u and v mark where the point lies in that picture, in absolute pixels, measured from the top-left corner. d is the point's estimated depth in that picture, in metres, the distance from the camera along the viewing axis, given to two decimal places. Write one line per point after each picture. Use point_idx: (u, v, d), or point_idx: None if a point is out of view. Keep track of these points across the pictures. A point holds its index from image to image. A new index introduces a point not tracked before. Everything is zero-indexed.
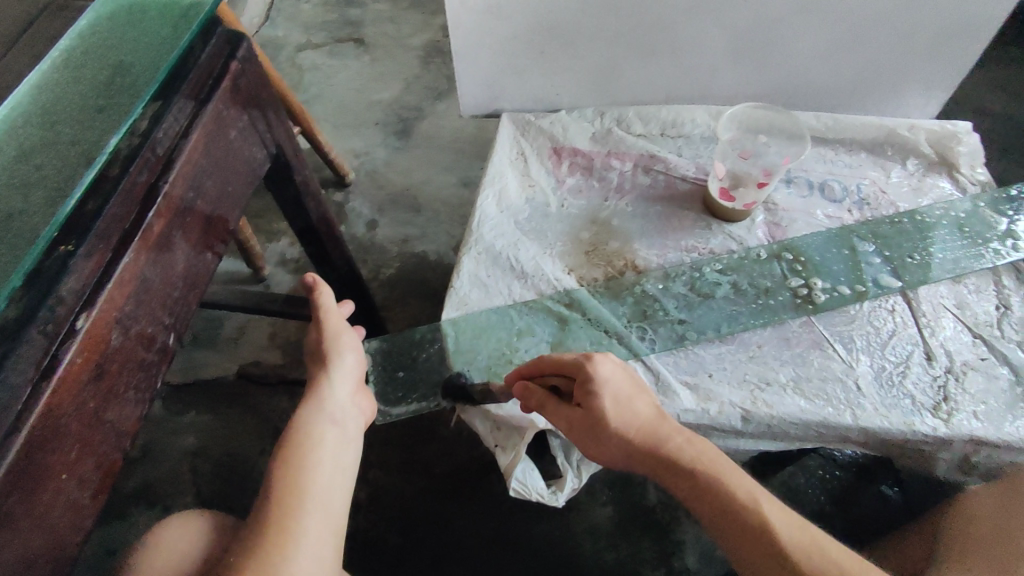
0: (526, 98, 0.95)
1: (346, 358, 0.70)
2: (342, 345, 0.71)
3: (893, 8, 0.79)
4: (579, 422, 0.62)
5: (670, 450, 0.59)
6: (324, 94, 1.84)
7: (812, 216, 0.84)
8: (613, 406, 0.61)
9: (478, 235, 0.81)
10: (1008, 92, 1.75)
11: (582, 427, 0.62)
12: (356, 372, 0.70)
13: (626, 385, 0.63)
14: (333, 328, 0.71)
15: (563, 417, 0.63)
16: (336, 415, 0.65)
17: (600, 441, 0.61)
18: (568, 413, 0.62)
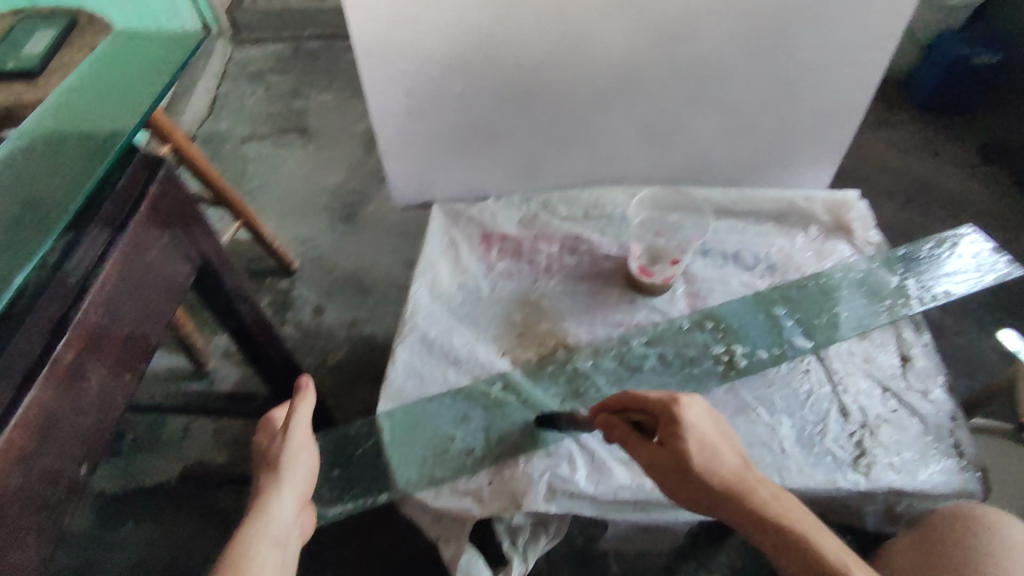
0: (456, 187, 1.00)
1: (300, 471, 0.68)
2: (294, 451, 0.68)
3: (772, 95, 0.88)
4: (668, 464, 0.62)
5: (763, 502, 0.60)
6: (269, 183, 1.87)
7: (728, 284, 0.89)
8: (712, 454, 0.61)
9: (412, 325, 0.83)
10: (906, 149, 1.93)
11: (671, 471, 0.62)
12: (304, 485, 0.69)
13: (718, 435, 0.63)
14: (300, 437, 0.69)
15: (651, 458, 0.63)
16: (279, 536, 0.63)
17: (693, 486, 0.61)
18: (660, 459, 0.62)
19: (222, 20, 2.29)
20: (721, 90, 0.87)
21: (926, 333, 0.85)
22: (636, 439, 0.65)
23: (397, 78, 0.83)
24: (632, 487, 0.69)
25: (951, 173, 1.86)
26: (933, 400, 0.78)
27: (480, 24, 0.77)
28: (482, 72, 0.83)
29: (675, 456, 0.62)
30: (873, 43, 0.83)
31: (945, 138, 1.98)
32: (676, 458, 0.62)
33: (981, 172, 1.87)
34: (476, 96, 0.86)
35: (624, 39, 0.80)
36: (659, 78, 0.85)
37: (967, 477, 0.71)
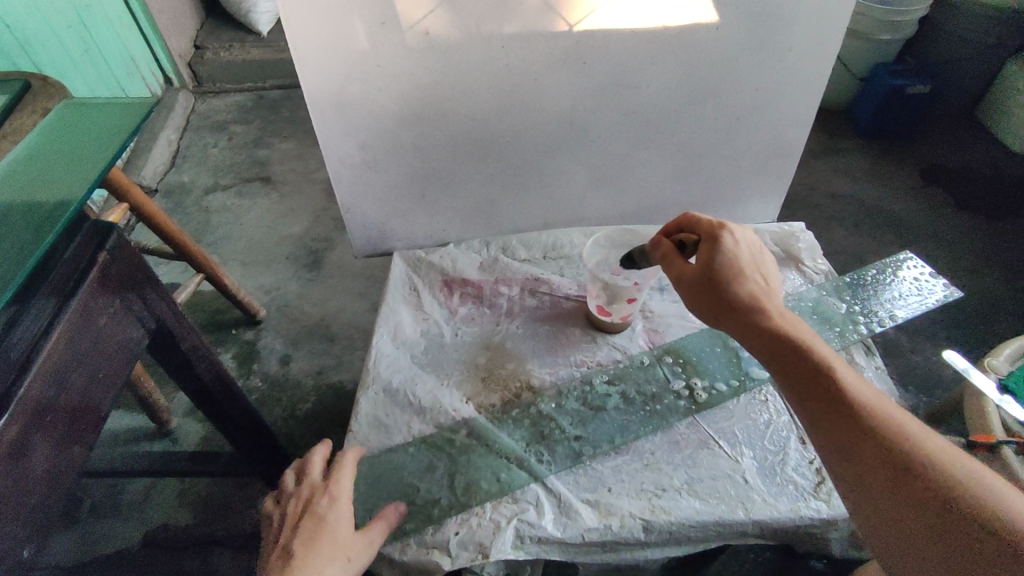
0: (416, 235, 1.01)
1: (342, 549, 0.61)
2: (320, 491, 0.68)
3: (715, 137, 0.93)
4: (702, 277, 0.66)
5: (796, 336, 0.59)
6: (233, 233, 1.86)
7: (685, 319, 0.91)
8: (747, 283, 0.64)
9: (374, 375, 0.83)
10: (851, 177, 2.03)
11: (703, 279, 0.65)
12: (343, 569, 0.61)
13: (757, 263, 0.67)
14: (342, 514, 0.64)
15: (694, 277, 0.67)
16: None
17: (717, 295, 0.64)
18: (709, 260, 0.66)
19: (183, 73, 2.31)
20: (666, 134, 0.91)
21: (875, 355, 0.88)
22: (734, 239, 0.68)
23: (353, 132, 0.85)
24: (599, 529, 0.69)
25: (896, 198, 1.95)
26: None
27: (432, 80, 0.80)
28: (436, 125, 0.85)
29: (707, 265, 0.66)
30: (805, 85, 0.88)
31: (888, 164, 2.08)
32: (701, 273, 0.66)
33: (924, 195, 1.96)
34: (431, 147, 0.88)
35: (570, 88, 0.84)
36: (607, 124, 0.89)
37: None
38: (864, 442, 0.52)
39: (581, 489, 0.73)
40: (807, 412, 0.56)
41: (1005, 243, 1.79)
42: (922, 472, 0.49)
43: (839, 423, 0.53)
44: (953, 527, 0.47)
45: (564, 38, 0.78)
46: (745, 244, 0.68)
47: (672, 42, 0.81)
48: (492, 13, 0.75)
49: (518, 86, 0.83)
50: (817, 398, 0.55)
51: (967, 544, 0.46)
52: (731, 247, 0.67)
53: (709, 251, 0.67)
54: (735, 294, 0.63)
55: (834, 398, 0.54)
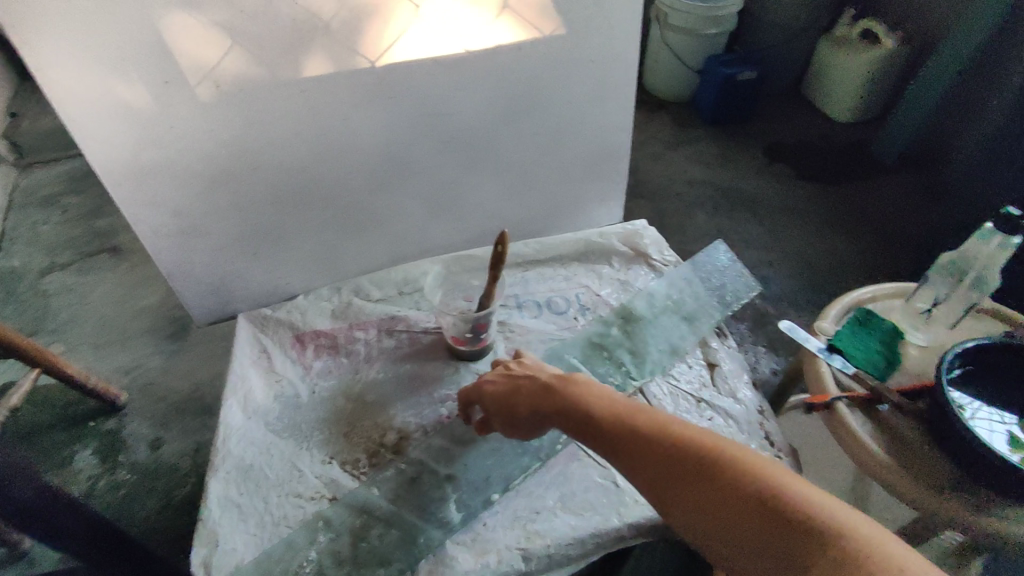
0: (259, 293, 0.95)
1: None
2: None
3: (544, 152, 0.96)
4: (496, 399, 0.67)
5: (591, 404, 0.59)
6: (78, 314, 1.68)
7: (544, 331, 0.92)
8: (536, 377, 0.65)
9: (224, 453, 0.77)
10: (704, 163, 2.16)
11: (499, 400, 0.67)
12: None
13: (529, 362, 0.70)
14: None
15: (493, 400, 0.67)
16: None
17: (518, 410, 0.64)
18: (498, 382, 0.68)
19: None
20: (495, 154, 0.92)
21: (727, 337, 0.94)
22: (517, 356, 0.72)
23: (159, 201, 0.78)
24: (478, 569, 0.67)
25: (745, 177, 2.10)
26: (740, 399, 0.85)
27: (235, 135, 0.76)
28: (250, 179, 0.81)
29: (492, 391, 0.67)
30: (613, 93, 0.93)
31: (736, 146, 2.24)
32: (493, 394, 0.67)
33: (769, 171, 2.13)
34: (252, 203, 0.83)
35: (385, 125, 0.82)
36: (431, 155, 0.88)
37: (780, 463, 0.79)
38: (687, 474, 0.51)
39: (454, 530, 0.71)
40: (632, 465, 0.54)
41: (841, 204, 1.98)
42: (736, 476, 0.48)
43: (660, 469, 0.52)
44: (781, 530, 0.45)
45: (367, 75, 0.77)
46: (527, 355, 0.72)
47: (477, 66, 0.82)
48: (284, 60, 0.72)
49: (328, 128, 0.80)
50: (635, 455, 0.54)
51: (798, 536, 0.44)
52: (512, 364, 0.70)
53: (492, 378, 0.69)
54: (529, 398, 0.64)
55: (645, 447, 0.54)
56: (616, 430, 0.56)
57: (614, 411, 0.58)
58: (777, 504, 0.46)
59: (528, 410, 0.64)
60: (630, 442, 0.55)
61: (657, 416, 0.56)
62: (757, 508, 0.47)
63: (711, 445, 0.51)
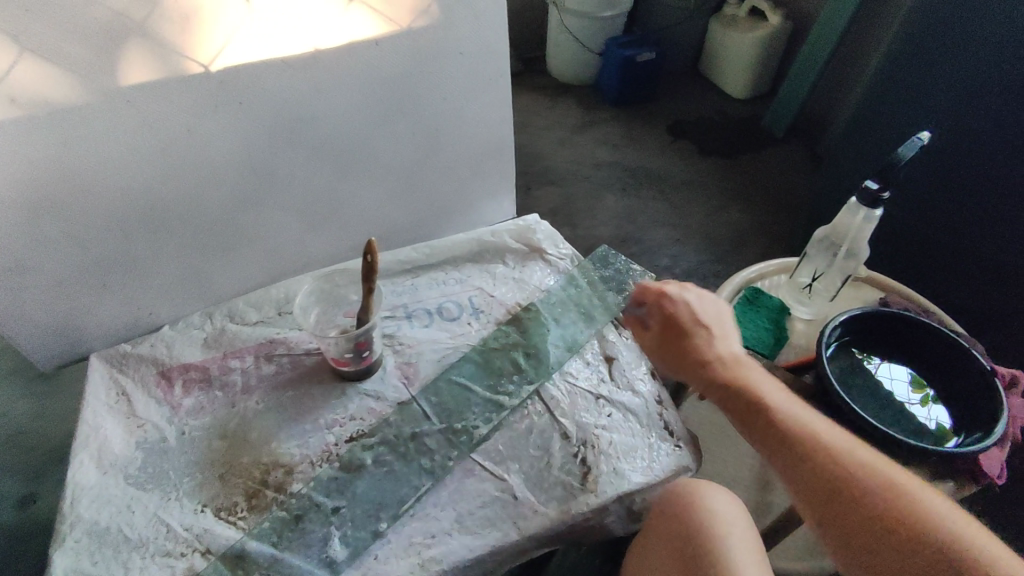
0: (116, 327, 0.85)
1: None
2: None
3: (424, 151, 0.90)
4: (670, 330, 0.70)
5: (756, 385, 0.61)
6: None
7: (436, 341, 0.87)
8: (720, 352, 0.66)
9: (75, 517, 0.68)
10: (611, 146, 2.17)
11: (674, 333, 0.70)
12: None
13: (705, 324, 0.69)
14: None
15: (669, 336, 0.70)
16: None
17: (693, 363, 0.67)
18: (710, 302, 0.71)
19: None
20: (369, 157, 0.86)
21: (625, 328, 0.93)
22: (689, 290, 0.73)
23: None
24: None
25: (651, 157, 2.13)
26: (638, 392, 0.84)
27: (50, 157, 0.66)
28: (80, 205, 0.71)
29: (677, 325, 0.70)
30: (488, 85, 0.90)
31: (641, 127, 2.26)
32: (679, 323, 0.70)
33: (673, 150, 2.16)
34: (87, 232, 0.73)
35: (235, 134, 0.75)
36: (294, 163, 0.81)
37: (678, 453, 0.78)
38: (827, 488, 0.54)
39: (342, 569, 0.66)
40: (797, 475, 0.55)
41: (742, 178, 2.03)
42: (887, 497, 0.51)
43: (806, 472, 0.55)
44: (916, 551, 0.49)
45: (203, 82, 0.69)
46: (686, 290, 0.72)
47: (333, 66, 0.76)
48: (97, 67, 0.63)
49: (168, 142, 0.71)
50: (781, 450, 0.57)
51: (929, 557, 0.48)
52: (697, 298, 0.71)
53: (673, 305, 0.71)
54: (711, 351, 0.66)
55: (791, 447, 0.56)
56: (797, 436, 0.57)
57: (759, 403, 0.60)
58: (927, 541, 0.49)
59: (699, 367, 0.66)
60: (795, 441, 0.56)
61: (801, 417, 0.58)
62: (923, 549, 0.49)
63: (889, 483, 0.52)
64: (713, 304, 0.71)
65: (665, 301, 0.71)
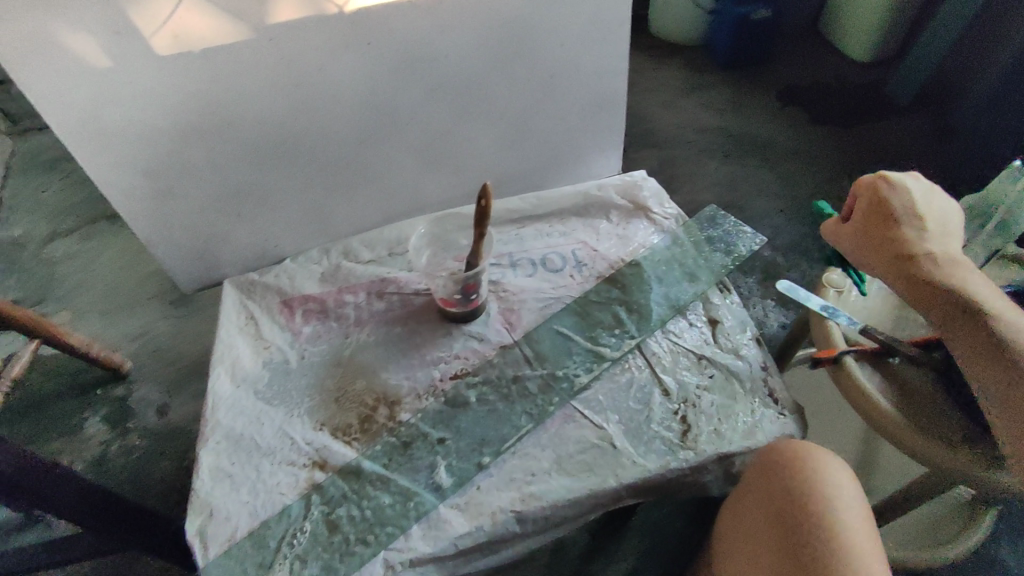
0: (246, 256, 0.92)
1: None
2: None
3: (538, 101, 0.90)
4: (871, 215, 0.70)
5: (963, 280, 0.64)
6: (88, 281, 1.71)
7: (539, 290, 0.88)
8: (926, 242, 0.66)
9: (214, 422, 0.76)
10: (714, 109, 2.07)
11: (875, 220, 0.70)
12: None
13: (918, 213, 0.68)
14: None
15: (870, 225, 0.70)
16: None
17: (883, 252, 0.68)
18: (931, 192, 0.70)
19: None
20: (485, 103, 0.87)
21: (731, 292, 0.90)
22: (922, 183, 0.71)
23: (127, 161, 0.74)
24: (471, 533, 0.67)
25: (757, 122, 2.01)
26: (743, 357, 0.82)
27: (201, 90, 0.71)
28: (226, 137, 0.77)
29: (879, 220, 0.69)
30: (607, 33, 0.88)
31: (749, 90, 2.13)
32: (886, 208, 0.69)
33: (782, 115, 2.03)
34: (229, 163, 0.79)
35: (364, 74, 0.78)
36: (415, 105, 0.83)
37: (781, 422, 0.76)
38: (1018, 383, 0.57)
39: (447, 494, 0.70)
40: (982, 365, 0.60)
41: (858, 148, 1.89)
42: None
43: (999, 370, 0.59)
44: None
45: (338, 21, 0.72)
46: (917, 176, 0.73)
47: (458, 7, 0.77)
48: (249, 5, 0.68)
49: (306, 79, 0.75)
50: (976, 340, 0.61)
51: None
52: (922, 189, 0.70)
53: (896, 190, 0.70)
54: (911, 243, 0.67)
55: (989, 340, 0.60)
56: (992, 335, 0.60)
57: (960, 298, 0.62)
58: None
59: (895, 255, 0.67)
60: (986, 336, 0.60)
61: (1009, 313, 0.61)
62: None
63: None
64: (927, 202, 0.69)
65: (884, 190, 0.70)
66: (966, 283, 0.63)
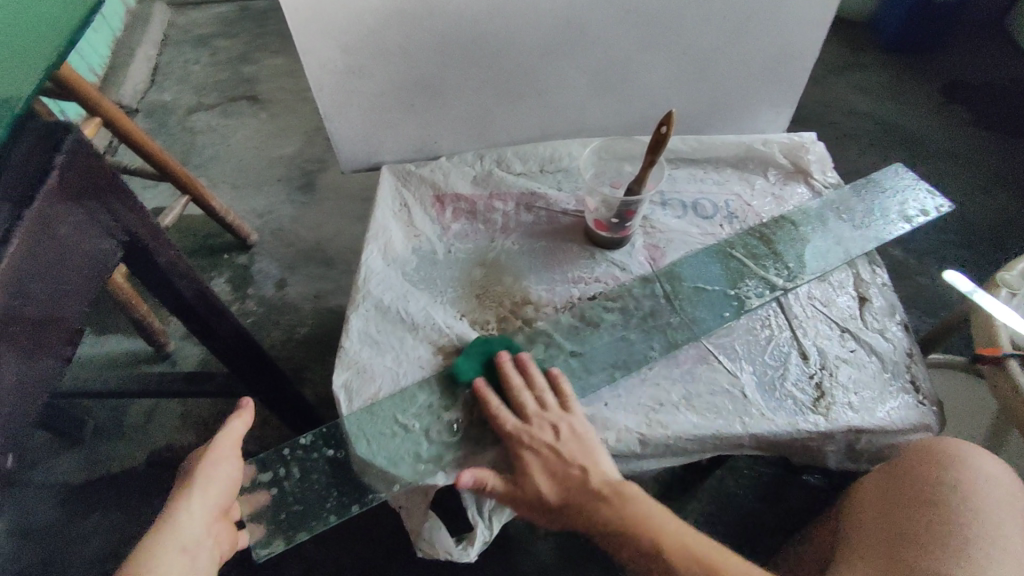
0: (406, 147, 0.95)
1: (202, 488, 0.64)
2: (213, 470, 0.65)
3: (729, 39, 0.87)
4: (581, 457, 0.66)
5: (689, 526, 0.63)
6: (223, 154, 1.82)
7: (687, 233, 0.87)
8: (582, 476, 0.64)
9: (365, 292, 0.80)
10: (867, 92, 1.93)
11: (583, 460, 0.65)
12: (216, 492, 0.65)
13: (588, 448, 0.66)
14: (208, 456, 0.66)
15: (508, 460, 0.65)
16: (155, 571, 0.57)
17: (624, 514, 0.62)
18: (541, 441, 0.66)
19: None
20: (674, 32, 0.84)
21: (880, 270, 0.84)
22: (568, 424, 0.67)
23: (332, 30, 0.76)
24: (596, 442, 0.69)
25: (914, 114, 1.86)
26: (890, 338, 0.78)
27: None
28: (424, 24, 0.78)
29: (530, 471, 0.64)
30: None
31: (913, 78, 1.96)
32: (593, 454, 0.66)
33: (943, 111, 1.87)
34: (418, 51, 0.81)
35: None
36: (607, 24, 0.82)
37: (922, 411, 0.72)
38: None
39: (575, 403, 0.72)
40: None
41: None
42: None
43: None
44: None
45: None
46: (541, 397, 0.70)
47: None
48: None
49: None
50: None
51: None
52: (557, 437, 0.66)
53: (553, 428, 0.67)
54: (606, 499, 0.62)
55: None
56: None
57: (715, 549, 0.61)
58: None
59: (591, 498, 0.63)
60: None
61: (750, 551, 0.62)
62: None
63: None
64: (570, 450, 0.65)
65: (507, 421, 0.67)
66: (635, 517, 0.62)
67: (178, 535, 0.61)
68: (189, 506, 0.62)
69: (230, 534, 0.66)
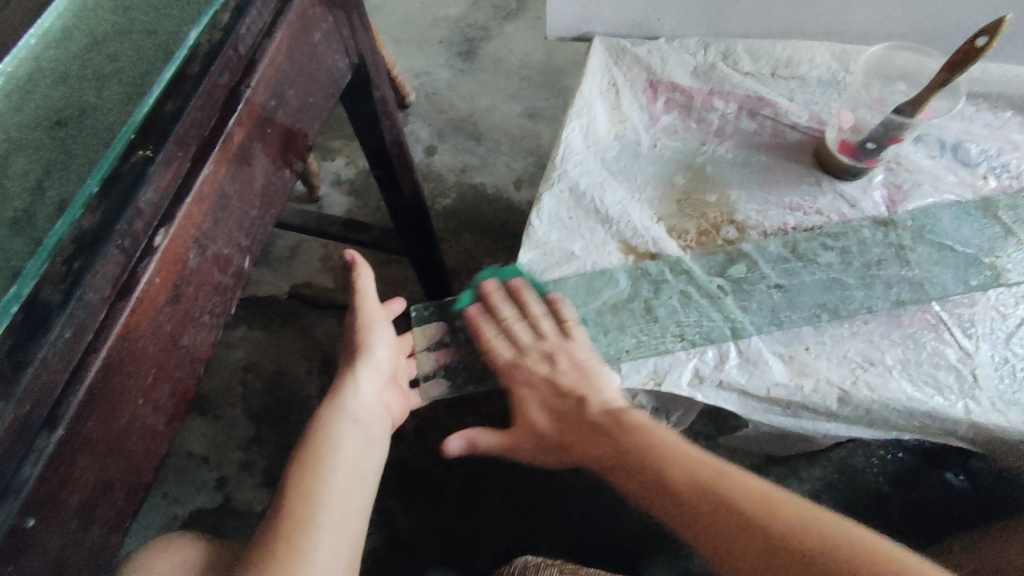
0: (624, 20, 0.85)
1: (377, 350, 0.73)
2: (372, 339, 0.73)
3: None
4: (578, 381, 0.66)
5: (673, 439, 0.60)
6: (389, 4, 1.75)
7: (941, 180, 0.74)
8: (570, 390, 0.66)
9: (561, 172, 0.73)
10: None
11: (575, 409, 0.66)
12: (386, 365, 0.74)
13: (579, 365, 0.65)
14: (365, 318, 0.74)
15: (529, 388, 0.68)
16: (357, 415, 0.68)
17: (616, 444, 0.61)
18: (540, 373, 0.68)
19: None
20: None
21: None
22: (567, 356, 0.66)
23: None
24: (789, 386, 0.62)
25: None
26: None
27: None
28: None
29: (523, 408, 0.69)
30: None
31: None
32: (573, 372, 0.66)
33: None
34: None
35: None
36: None
37: None
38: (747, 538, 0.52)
39: (771, 338, 0.65)
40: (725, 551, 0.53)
41: None
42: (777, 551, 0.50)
43: (712, 511, 0.54)
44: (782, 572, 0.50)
45: None
46: (516, 331, 0.68)
47: None
48: None
49: None
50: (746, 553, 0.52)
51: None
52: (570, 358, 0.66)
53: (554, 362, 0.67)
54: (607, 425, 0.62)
55: (747, 547, 0.52)
56: (705, 488, 0.55)
57: (695, 475, 0.56)
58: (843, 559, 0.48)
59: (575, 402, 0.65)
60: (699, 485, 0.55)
61: (687, 456, 0.58)
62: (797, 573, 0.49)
63: (758, 515, 0.52)
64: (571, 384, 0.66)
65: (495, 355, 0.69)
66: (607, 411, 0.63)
67: (354, 404, 0.69)
68: (356, 372, 0.71)
69: (399, 396, 0.76)
